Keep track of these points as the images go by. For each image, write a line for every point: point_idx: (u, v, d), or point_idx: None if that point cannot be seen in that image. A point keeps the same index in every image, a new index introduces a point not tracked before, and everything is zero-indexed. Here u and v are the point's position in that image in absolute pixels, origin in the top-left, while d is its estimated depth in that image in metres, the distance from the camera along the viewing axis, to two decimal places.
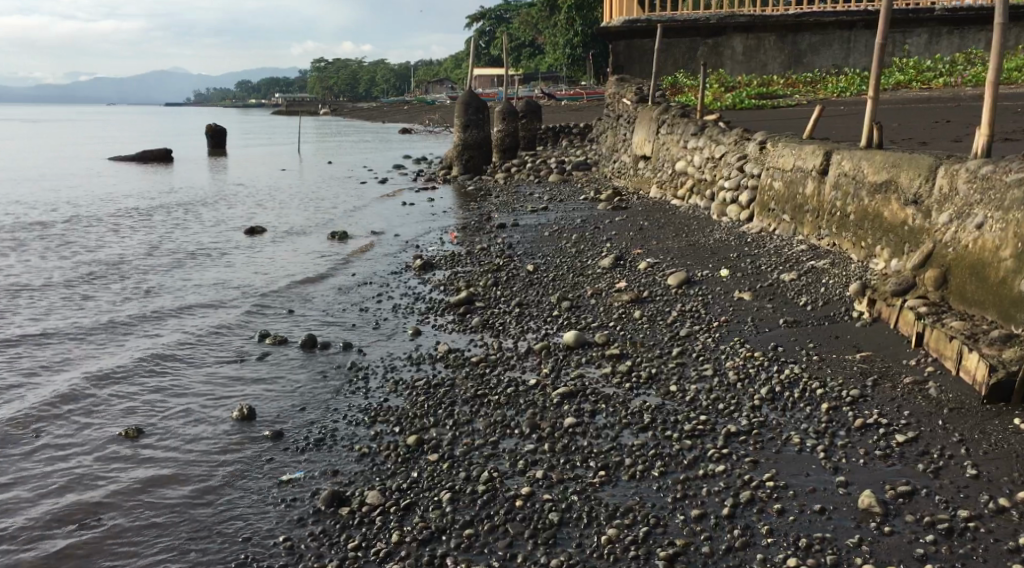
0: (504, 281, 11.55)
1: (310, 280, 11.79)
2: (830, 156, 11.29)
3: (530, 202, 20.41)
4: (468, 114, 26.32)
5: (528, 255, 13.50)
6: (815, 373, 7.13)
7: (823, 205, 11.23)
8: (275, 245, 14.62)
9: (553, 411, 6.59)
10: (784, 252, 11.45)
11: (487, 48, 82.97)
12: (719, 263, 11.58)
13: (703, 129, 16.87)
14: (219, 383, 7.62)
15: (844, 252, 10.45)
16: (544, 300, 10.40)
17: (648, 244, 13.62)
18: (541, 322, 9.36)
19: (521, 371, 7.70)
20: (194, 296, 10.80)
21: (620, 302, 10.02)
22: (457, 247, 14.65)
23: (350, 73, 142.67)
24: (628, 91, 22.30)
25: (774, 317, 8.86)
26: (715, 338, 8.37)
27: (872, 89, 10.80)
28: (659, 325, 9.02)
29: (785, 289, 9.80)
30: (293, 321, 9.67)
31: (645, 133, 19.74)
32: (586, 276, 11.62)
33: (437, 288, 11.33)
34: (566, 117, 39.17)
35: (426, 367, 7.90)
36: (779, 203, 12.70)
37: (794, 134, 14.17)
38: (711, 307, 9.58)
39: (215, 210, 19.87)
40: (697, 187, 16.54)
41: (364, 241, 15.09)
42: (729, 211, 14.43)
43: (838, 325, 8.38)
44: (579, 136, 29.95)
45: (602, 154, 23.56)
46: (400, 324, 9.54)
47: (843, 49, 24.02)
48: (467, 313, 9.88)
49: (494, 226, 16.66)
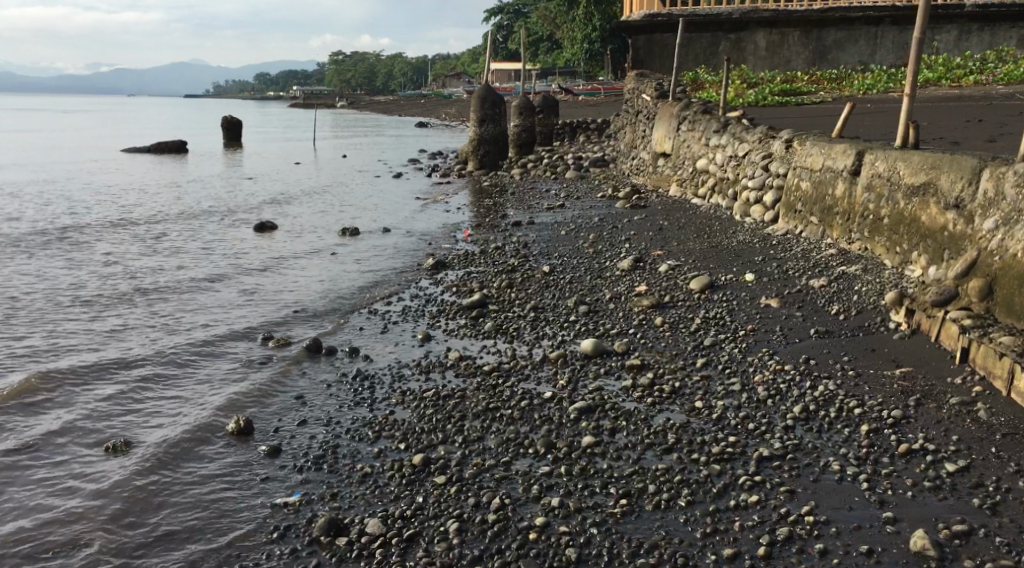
0: (519, 283, 11.11)
1: (317, 280, 11.38)
2: (862, 156, 10.77)
3: (546, 199, 19.94)
4: (485, 109, 25.92)
5: (544, 255, 13.04)
6: (852, 390, 6.64)
7: (854, 208, 10.72)
8: (283, 243, 14.22)
9: (569, 427, 6.14)
10: (812, 256, 10.95)
11: (504, 43, 82.47)
12: (744, 267, 11.08)
13: (726, 126, 16.33)
14: (216, 392, 7.21)
15: (877, 257, 9.94)
16: (561, 304, 9.94)
17: (668, 245, 13.14)
18: (557, 329, 8.90)
19: (535, 381, 7.25)
20: (195, 296, 10.41)
21: (641, 307, 9.54)
22: (471, 246, 14.21)
23: (367, 66, 142.41)
24: (648, 86, 21.78)
25: (803, 327, 8.37)
26: (742, 348, 7.89)
27: (908, 86, 10.27)
28: (682, 333, 8.54)
29: (815, 296, 9.30)
30: (298, 324, 9.26)
31: (665, 130, 19.22)
32: (605, 278, 11.16)
33: (449, 289, 10.90)
34: (584, 113, 38.67)
35: (435, 376, 7.46)
36: (806, 205, 12.19)
37: (821, 132, 13.64)
38: (736, 314, 9.09)
39: (225, 205, 19.51)
40: (718, 186, 16.03)
41: (375, 239, 14.67)
42: (753, 211, 13.94)
43: (873, 336, 7.89)
44: (597, 132, 29.42)
45: (619, 150, 23.06)
46: (409, 327, 9.12)
47: (869, 45, 23.62)
48: (480, 317, 9.44)
49: (508, 224, 16.22)
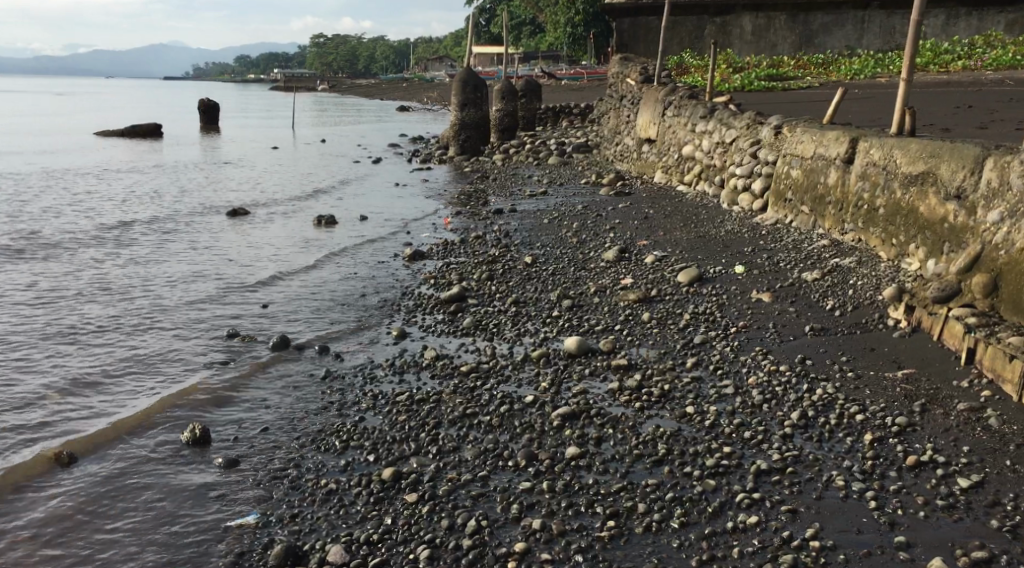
0: (500, 275, 10.67)
1: (288, 271, 10.87)
2: (856, 143, 10.37)
3: (527, 186, 19.45)
4: (466, 93, 25.37)
5: (526, 245, 12.58)
6: (852, 393, 6.25)
7: (848, 197, 10.33)
8: (254, 232, 13.67)
9: (552, 436, 5.72)
10: (803, 247, 10.56)
11: (486, 28, 81.69)
12: (733, 258, 10.68)
13: (712, 111, 15.86)
14: (174, 394, 6.73)
15: (873, 249, 9.55)
16: (543, 298, 9.50)
17: (654, 235, 12.71)
18: (540, 325, 8.47)
19: (516, 384, 6.82)
20: (157, 287, 9.87)
21: (627, 302, 9.12)
22: (450, 235, 13.72)
23: (348, 49, 140.80)
24: (632, 71, 21.33)
25: (798, 324, 7.97)
26: (734, 347, 7.48)
27: (905, 70, 9.88)
28: (671, 330, 8.12)
29: (808, 290, 8.91)
30: (264, 319, 8.76)
31: (650, 115, 18.74)
32: (589, 270, 10.71)
33: (426, 281, 10.44)
34: (566, 98, 38.10)
35: (409, 378, 7.01)
36: (796, 194, 11.79)
37: (812, 118, 13.24)
38: (726, 309, 8.69)
39: (196, 192, 18.89)
40: (705, 173, 15.62)
41: (351, 228, 14.16)
42: (741, 200, 13.56)
43: (871, 334, 7.50)
44: (580, 117, 28.90)
45: (603, 136, 22.59)
46: (383, 323, 8.65)
47: (856, 29, 24.35)
48: (459, 312, 8.98)
49: (490, 212, 15.74)
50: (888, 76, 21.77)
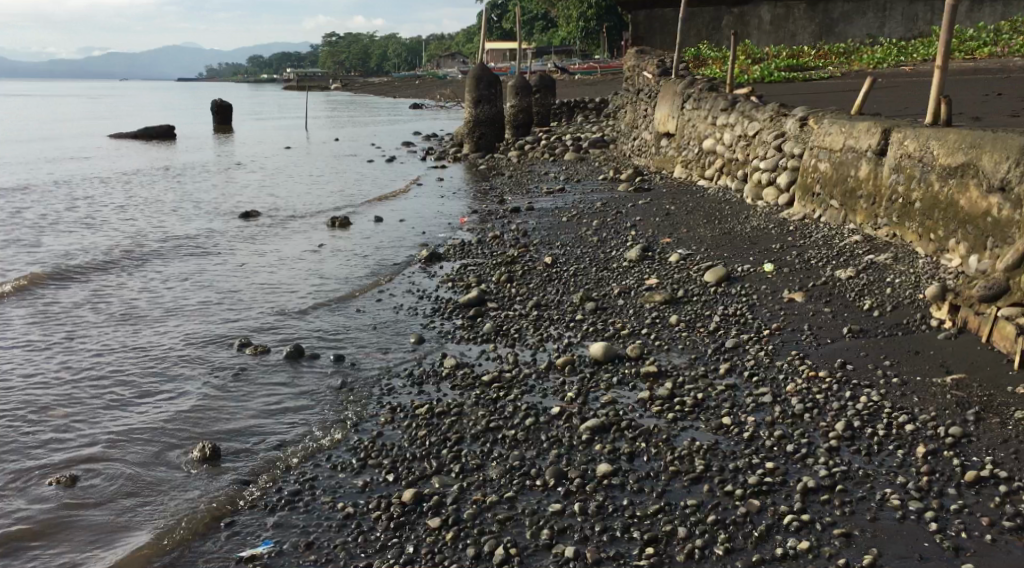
0: (519, 276, 10.33)
1: (301, 276, 10.59)
2: (889, 134, 9.96)
3: (545, 183, 19.10)
4: (480, 89, 25.03)
5: (545, 244, 12.26)
6: (899, 401, 5.89)
7: (881, 191, 9.94)
8: (266, 235, 13.40)
9: (581, 453, 5.40)
10: (834, 243, 10.18)
11: (498, 23, 81.28)
12: (761, 255, 10.30)
13: (734, 104, 15.44)
14: (182, 409, 6.45)
15: (909, 244, 9.16)
16: (565, 301, 9.17)
17: (677, 232, 12.35)
18: (563, 330, 8.15)
19: (540, 394, 6.49)
20: (168, 296, 9.61)
21: (652, 304, 8.77)
22: (467, 235, 13.40)
23: (361, 47, 140.76)
24: (649, 64, 20.93)
25: (835, 325, 7.59)
26: (769, 351, 7.13)
27: (940, 58, 9.48)
28: (700, 333, 7.78)
29: (843, 289, 8.55)
30: (276, 325, 8.47)
31: (668, 109, 18.32)
32: (611, 271, 10.36)
33: (444, 284, 10.13)
34: (580, 92, 37.68)
35: (428, 389, 6.70)
36: (825, 187, 11.39)
37: (839, 109, 12.82)
38: (757, 310, 8.33)
39: (209, 195, 18.67)
40: (727, 167, 15.23)
41: (366, 230, 13.87)
42: (766, 194, 13.17)
43: (913, 335, 7.12)
44: (595, 112, 28.50)
45: (620, 131, 22.19)
46: (400, 328, 8.35)
47: (878, 18, 23.92)
48: (478, 317, 8.67)
49: (507, 210, 15.41)
50: (912, 65, 21.26)
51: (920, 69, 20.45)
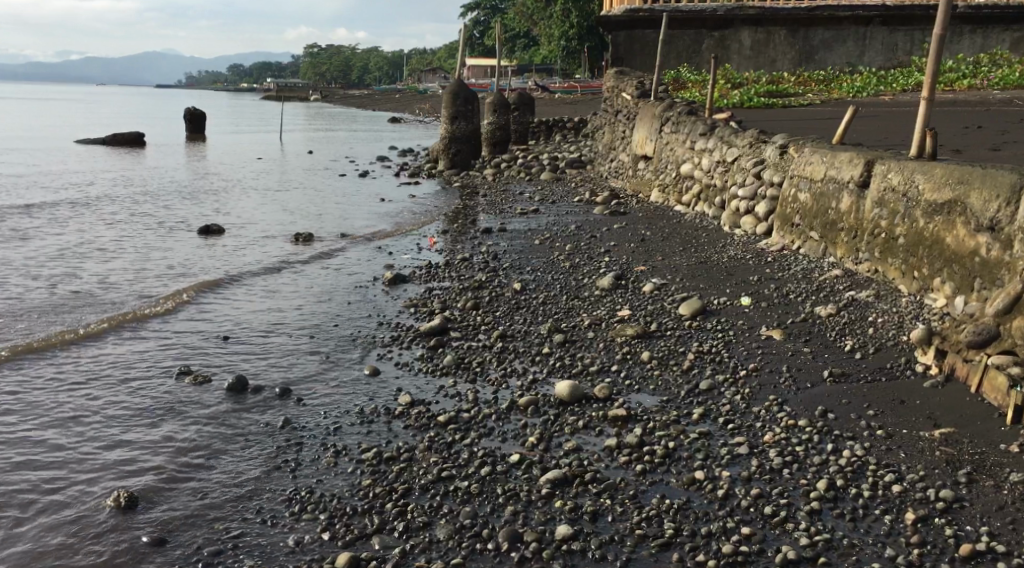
0: (486, 303, 9.87)
1: (256, 296, 10.06)
2: (871, 166, 9.62)
3: (519, 203, 18.66)
4: (457, 105, 24.60)
5: (516, 269, 11.80)
6: (886, 458, 5.45)
7: (863, 225, 9.58)
8: (225, 252, 12.85)
9: (540, 510, 4.93)
10: (813, 278, 9.81)
11: (480, 39, 81.06)
12: (738, 288, 9.92)
13: (713, 129, 15.11)
14: (107, 447, 5.91)
15: (892, 282, 8.80)
16: (532, 331, 8.71)
17: (653, 260, 11.93)
18: (528, 365, 7.70)
19: (499, 437, 6.00)
20: (112, 317, 9.06)
21: (623, 338, 8.32)
22: (435, 256, 12.93)
23: (342, 59, 140.21)
24: (628, 85, 20.57)
25: (815, 367, 7.18)
26: (746, 395, 6.68)
27: (925, 90, 9.17)
28: (673, 373, 7.34)
29: (823, 327, 8.16)
30: (223, 352, 7.93)
31: (646, 131, 17.98)
32: (582, 299, 9.91)
33: (406, 309, 9.64)
34: (558, 112, 37.35)
35: (379, 428, 6.18)
36: (805, 219, 11.03)
37: (819, 138, 12.50)
38: (733, 348, 7.90)
39: (172, 208, 18.10)
40: (705, 193, 14.88)
41: (330, 248, 13.36)
42: (744, 223, 12.81)
43: (897, 382, 6.69)
44: (573, 132, 28.17)
45: (597, 152, 21.83)
46: (355, 358, 7.83)
47: (857, 47, 23.96)
48: (440, 347, 8.18)
49: (478, 231, 14.96)
50: (891, 95, 21.14)
51: (898, 99, 20.29)
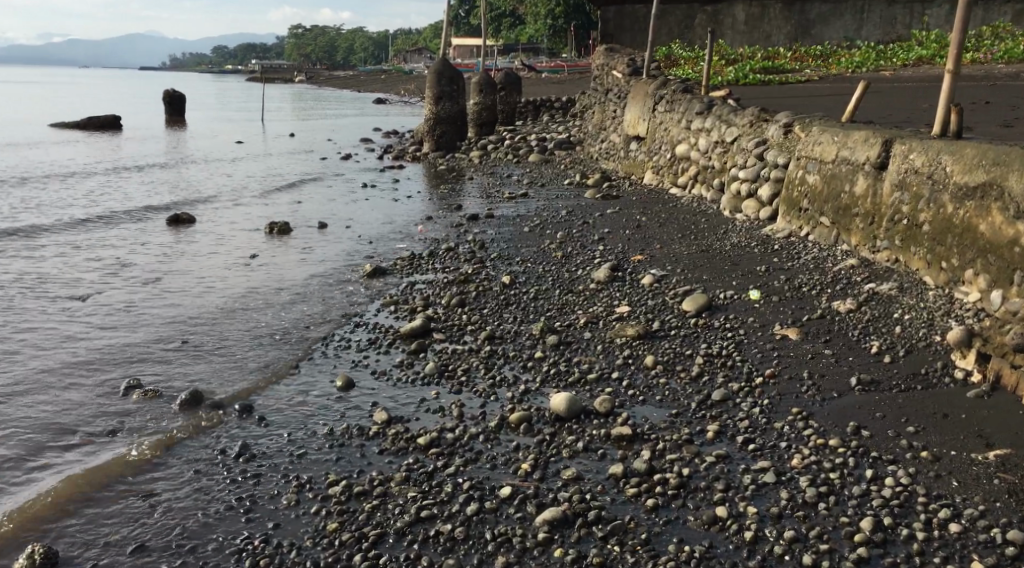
0: (473, 299, 9.09)
1: (221, 294, 9.24)
2: (890, 146, 8.85)
3: (506, 187, 17.81)
4: (441, 85, 23.60)
5: (504, 259, 10.99)
6: (936, 487, 4.73)
7: (881, 209, 8.82)
8: (192, 244, 12.00)
9: (537, 562, 4.28)
10: (826, 268, 9.06)
11: (466, 19, 79.75)
12: (745, 279, 9.15)
13: (710, 107, 14.27)
14: (35, 486, 5.15)
15: (915, 273, 8.08)
16: (523, 332, 7.94)
17: (651, 248, 11.16)
18: (519, 373, 6.94)
19: (488, 463, 5.25)
20: (60, 322, 8.24)
21: (624, 339, 7.55)
22: (418, 246, 12.10)
23: (325, 40, 138.28)
24: (618, 63, 19.62)
25: (840, 372, 6.43)
26: (765, 408, 5.93)
27: (950, 62, 8.39)
28: (681, 381, 6.57)
29: (843, 324, 7.43)
30: (178, 361, 7.12)
31: (639, 111, 17.13)
32: (577, 294, 9.12)
33: (386, 307, 8.85)
34: (546, 91, 36.44)
35: (350, 452, 5.40)
36: (814, 203, 10.26)
37: (826, 116, 11.71)
38: (746, 350, 7.15)
39: (141, 196, 17.19)
40: (702, 176, 14.10)
41: (306, 239, 12.52)
42: (746, 207, 12.06)
43: (935, 390, 5.96)
44: (562, 113, 27.32)
45: (587, 131, 20.97)
46: (327, 366, 7.03)
47: (855, 20, 23.25)
48: (422, 352, 7.40)
49: (464, 217, 14.14)
50: (891, 70, 20.42)
51: (899, 75, 19.53)
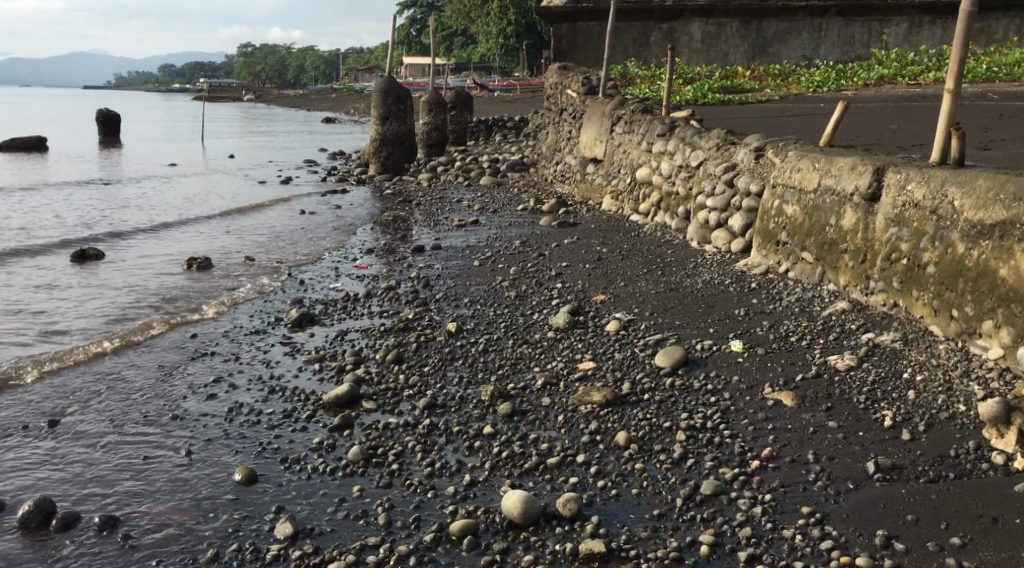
0: (413, 353, 7.85)
1: (115, 352, 7.93)
2: (883, 175, 7.85)
3: (455, 213, 16.64)
4: (386, 104, 22.22)
5: (450, 300, 9.77)
6: None
7: (874, 246, 7.80)
8: (95, 288, 10.59)
9: None
10: (814, 313, 8.01)
11: (417, 37, 78.68)
12: (724, 326, 8.06)
13: (673, 129, 13.23)
14: None
15: (920, 320, 7.07)
16: (470, 398, 6.70)
17: (613, 286, 10.03)
18: (463, 456, 5.70)
19: None
20: None
21: (589, 407, 6.35)
22: (354, 284, 10.82)
23: (274, 60, 136.36)
24: (572, 82, 18.50)
25: (853, 452, 5.32)
26: (769, 507, 4.81)
27: (951, 81, 7.42)
28: (661, 466, 5.40)
29: (844, 386, 6.32)
30: (44, 449, 5.82)
31: (595, 132, 16.06)
32: (533, 345, 7.93)
33: (309, 366, 7.54)
34: (498, 110, 35.53)
35: None
36: (794, 236, 9.20)
37: (801, 138, 10.71)
38: (734, 421, 6.00)
39: (52, 228, 15.61)
40: (665, 202, 13.06)
41: (228, 277, 11.16)
42: (715, 238, 11.02)
43: (972, 480, 4.90)
44: (515, 133, 26.25)
45: (540, 152, 19.93)
46: (227, 452, 5.72)
47: (813, 39, 22.72)
48: (346, 428, 6.13)
49: (408, 249, 12.91)
50: (854, 89, 19.76)
51: (862, 94, 18.86)
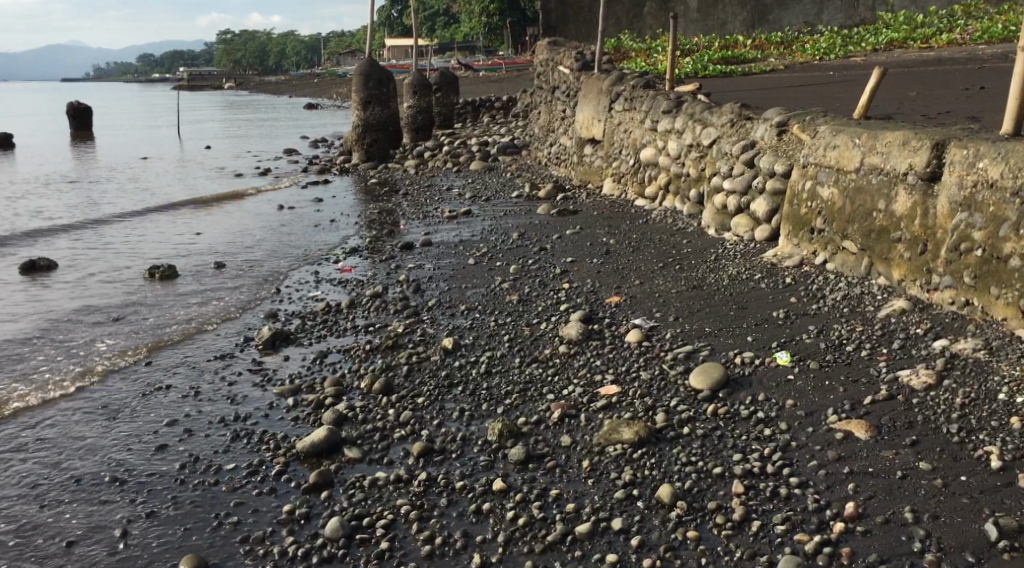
0: (402, 379, 6.68)
1: (56, 393, 6.85)
2: (944, 151, 6.70)
3: (445, 202, 15.45)
4: (367, 88, 20.88)
5: (444, 308, 8.61)
6: None
7: (936, 235, 6.69)
8: (47, 308, 9.43)
9: None
10: (868, 313, 6.90)
11: (400, 17, 76.83)
12: (764, 334, 6.93)
13: (680, 104, 12.03)
14: None
15: (1002, 323, 6.05)
16: (473, 438, 5.56)
17: (627, 285, 8.86)
18: (469, 524, 4.60)
19: None
20: None
21: (619, 448, 5.21)
22: (335, 292, 9.64)
23: (255, 46, 133.98)
24: (565, 56, 17.23)
25: (959, 511, 4.28)
26: None
27: None
28: (719, 534, 4.34)
29: (928, 412, 5.21)
30: None
31: (592, 110, 14.83)
32: (544, 364, 6.79)
33: (280, 402, 6.38)
34: (484, 91, 34.26)
35: None
36: (831, 222, 8.02)
37: (828, 109, 9.53)
38: (799, 463, 4.88)
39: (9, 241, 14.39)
40: (675, 184, 11.92)
41: (195, 290, 9.98)
42: (736, 224, 9.87)
43: None
44: (504, 115, 24.92)
45: (533, 133, 18.69)
46: (179, 535, 4.66)
47: (814, 4, 21.66)
48: (323, 488, 5.00)
49: (395, 247, 11.74)
50: (863, 55, 18.56)
51: (874, 60, 17.69)
